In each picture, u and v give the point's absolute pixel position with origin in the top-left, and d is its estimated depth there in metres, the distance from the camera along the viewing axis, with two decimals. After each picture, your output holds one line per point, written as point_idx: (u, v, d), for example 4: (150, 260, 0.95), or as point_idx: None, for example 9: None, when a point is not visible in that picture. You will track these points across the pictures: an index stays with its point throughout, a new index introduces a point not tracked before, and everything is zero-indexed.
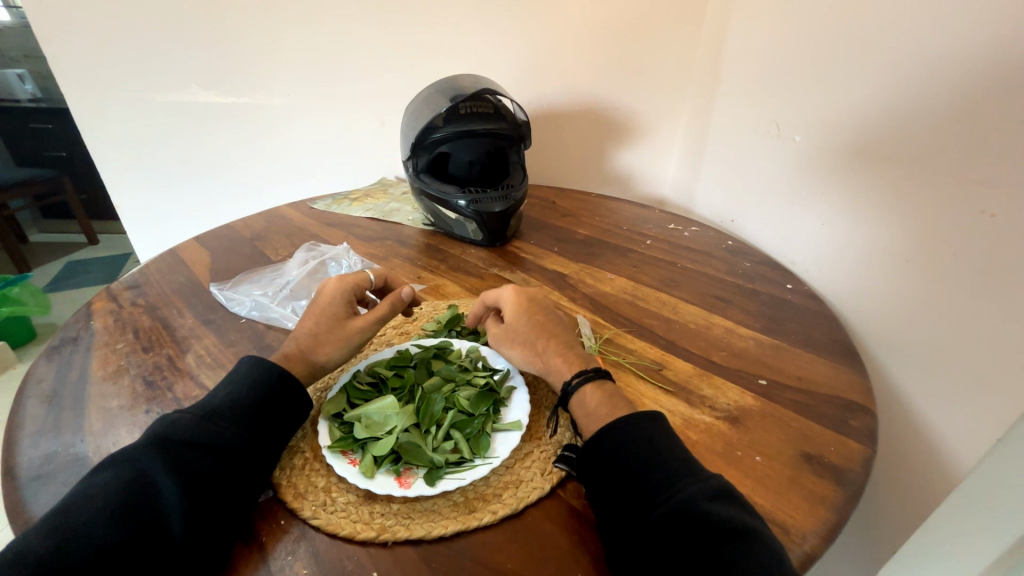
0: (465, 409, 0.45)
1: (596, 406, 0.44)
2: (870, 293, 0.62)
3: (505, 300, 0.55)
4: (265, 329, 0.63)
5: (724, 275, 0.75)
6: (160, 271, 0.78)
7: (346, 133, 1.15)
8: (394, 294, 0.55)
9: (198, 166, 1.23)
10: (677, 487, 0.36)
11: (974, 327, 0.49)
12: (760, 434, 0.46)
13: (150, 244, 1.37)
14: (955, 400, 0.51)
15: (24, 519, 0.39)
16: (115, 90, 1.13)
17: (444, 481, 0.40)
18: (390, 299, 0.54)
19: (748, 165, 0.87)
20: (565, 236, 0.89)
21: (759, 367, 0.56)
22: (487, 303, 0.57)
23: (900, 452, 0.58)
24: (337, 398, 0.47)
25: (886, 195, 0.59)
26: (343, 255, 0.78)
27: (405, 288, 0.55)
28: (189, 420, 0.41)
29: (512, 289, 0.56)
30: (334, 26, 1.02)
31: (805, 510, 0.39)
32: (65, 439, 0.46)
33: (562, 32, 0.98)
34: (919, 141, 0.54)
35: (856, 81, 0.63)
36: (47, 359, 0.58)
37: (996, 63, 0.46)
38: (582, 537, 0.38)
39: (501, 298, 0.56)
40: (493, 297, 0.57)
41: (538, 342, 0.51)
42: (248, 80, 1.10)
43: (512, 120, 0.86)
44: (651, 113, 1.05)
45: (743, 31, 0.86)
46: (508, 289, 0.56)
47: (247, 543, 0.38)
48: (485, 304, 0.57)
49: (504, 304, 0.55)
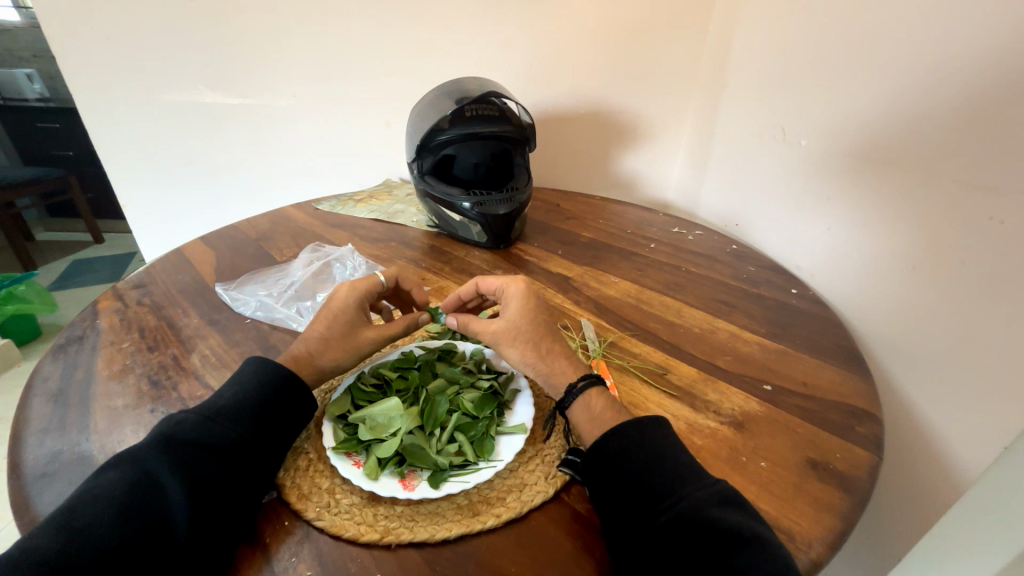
0: (469, 411, 0.45)
1: (600, 411, 0.44)
2: (874, 298, 0.62)
3: (510, 293, 0.53)
4: (270, 329, 0.63)
5: (729, 279, 0.75)
6: (165, 270, 0.78)
7: (350, 134, 1.16)
8: (411, 316, 0.56)
9: (203, 165, 1.24)
10: (681, 492, 0.36)
11: (981, 334, 0.49)
12: (765, 439, 0.46)
13: (154, 244, 1.38)
14: (962, 405, 0.51)
15: (29, 518, 0.39)
16: (122, 90, 1.13)
17: (448, 483, 0.40)
18: (407, 319, 0.55)
19: (752, 168, 0.87)
20: (568, 239, 0.89)
21: (764, 371, 0.55)
22: (495, 292, 0.56)
23: (908, 458, 0.58)
24: (341, 399, 0.47)
25: (893, 199, 0.59)
26: (347, 256, 0.78)
27: (422, 314, 0.57)
28: (195, 420, 0.41)
29: (520, 283, 0.54)
30: (340, 28, 1.02)
31: (811, 518, 0.39)
32: (70, 438, 0.46)
33: (566, 34, 0.98)
34: (925, 146, 0.54)
35: (862, 85, 0.63)
36: (53, 357, 0.58)
37: (1005, 69, 0.46)
38: (586, 542, 0.38)
39: (509, 292, 0.53)
40: (501, 290, 0.55)
41: (542, 344, 0.49)
42: (253, 81, 1.11)
43: (516, 121, 0.85)
44: (654, 116, 1.05)
45: (748, 34, 0.86)
46: (517, 285, 0.54)
47: (250, 544, 0.38)
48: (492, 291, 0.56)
49: (509, 297, 0.53)
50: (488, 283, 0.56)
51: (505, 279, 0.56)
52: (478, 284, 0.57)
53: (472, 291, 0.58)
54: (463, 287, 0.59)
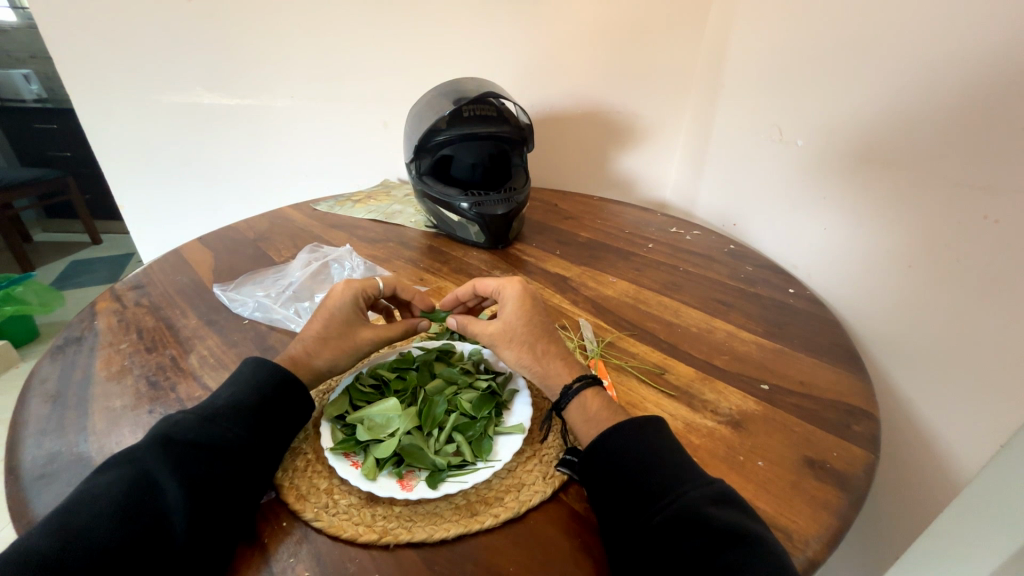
0: (467, 412, 0.45)
1: (596, 411, 0.44)
2: (871, 297, 0.62)
3: (506, 294, 0.53)
4: (268, 330, 0.64)
5: (726, 279, 0.76)
6: (163, 271, 0.78)
7: (348, 135, 1.16)
8: (410, 322, 0.56)
9: (201, 166, 1.24)
10: (679, 491, 0.36)
11: (976, 332, 0.49)
12: (762, 438, 0.47)
13: (152, 245, 1.37)
14: (959, 403, 0.51)
15: (27, 519, 0.39)
16: (119, 91, 1.13)
17: (446, 484, 0.40)
18: (405, 324, 0.55)
19: (749, 168, 0.87)
20: (566, 239, 0.89)
21: (761, 370, 0.56)
22: (493, 291, 0.56)
23: (906, 456, 0.58)
24: (339, 399, 0.47)
25: (889, 198, 0.59)
26: (345, 257, 0.78)
27: (422, 320, 0.57)
28: (192, 420, 0.41)
29: (517, 284, 0.54)
30: (337, 28, 1.02)
31: (808, 516, 0.39)
32: (69, 439, 0.46)
33: (564, 34, 0.98)
34: (919, 145, 0.55)
35: (858, 85, 0.63)
36: (50, 359, 0.58)
37: (1000, 69, 0.46)
38: (584, 540, 0.38)
39: (506, 293, 0.54)
40: (498, 290, 0.55)
41: (538, 345, 0.49)
42: (251, 81, 1.11)
43: (513, 122, 0.85)
44: (651, 116, 1.06)
45: (745, 34, 0.86)
46: (514, 285, 0.54)
47: (249, 545, 0.38)
48: (490, 291, 0.56)
49: (505, 298, 0.53)
50: (485, 284, 0.57)
51: (503, 279, 0.56)
52: (476, 284, 0.57)
53: (471, 291, 0.59)
54: (461, 287, 0.59)
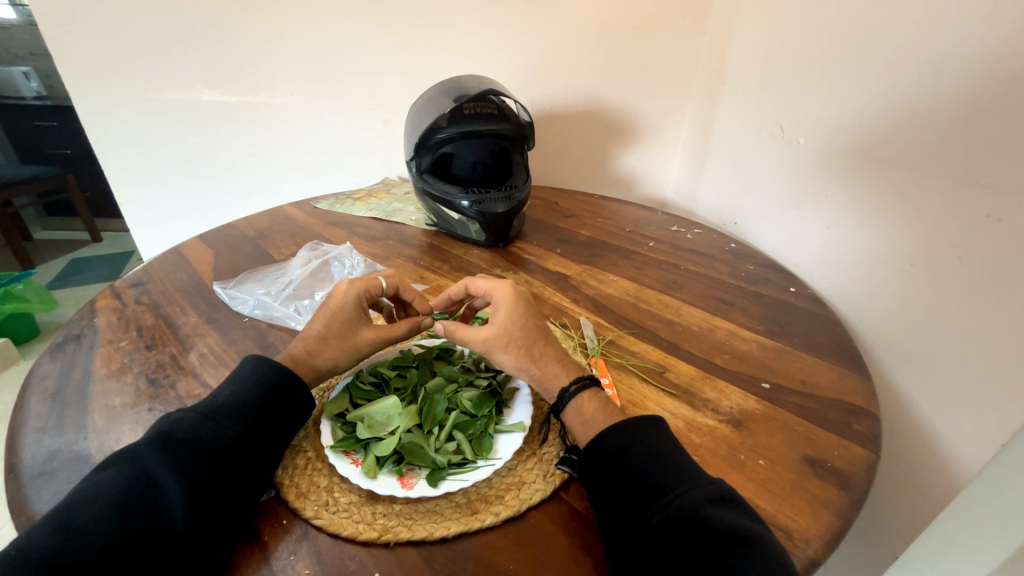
0: (467, 410, 0.45)
1: (593, 413, 0.44)
2: (872, 296, 0.62)
3: (499, 297, 0.53)
4: (269, 328, 0.63)
5: (727, 278, 0.75)
6: (163, 269, 0.78)
7: (348, 133, 1.16)
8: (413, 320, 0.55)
9: (201, 164, 1.23)
10: (678, 491, 0.36)
11: (978, 332, 0.49)
12: (763, 437, 0.46)
13: (152, 244, 1.37)
14: (959, 400, 0.51)
15: (27, 516, 0.39)
16: (118, 88, 1.12)
17: (446, 482, 0.40)
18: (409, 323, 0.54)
19: (750, 166, 0.87)
20: (566, 237, 0.89)
21: (762, 369, 0.56)
22: (484, 292, 0.55)
23: (908, 454, 0.58)
24: (339, 398, 0.47)
25: (890, 197, 0.59)
26: (345, 255, 0.78)
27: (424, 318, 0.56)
28: (193, 419, 0.41)
29: (508, 287, 0.53)
30: (337, 26, 1.02)
31: (809, 515, 0.39)
32: (68, 436, 0.46)
33: (565, 33, 0.98)
34: (922, 144, 0.54)
35: (860, 83, 0.63)
36: (50, 356, 0.58)
37: (1005, 68, 0.45)
38: (585, 540, 0.38)
39: (498, 297, 0.53)
40: (490, 293, 0.54)
41: (535, 348, 0.49)
42: (251, 79, 1.10)
43: (514, 119, 0.85)
44: (652, 115, 1.05)
45: (746, 32, 0.86)
46: (506, 288, 0.53)
47: (249, 543, 0.37)
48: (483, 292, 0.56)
49: (497, 302, 0.53)
50: (476, 284, 0.56)
51: (494, 279, 0.56)
52: (469, 284, 0.57)
53: (462, 290, 0.58)
54: (454, 287, 0.59)
